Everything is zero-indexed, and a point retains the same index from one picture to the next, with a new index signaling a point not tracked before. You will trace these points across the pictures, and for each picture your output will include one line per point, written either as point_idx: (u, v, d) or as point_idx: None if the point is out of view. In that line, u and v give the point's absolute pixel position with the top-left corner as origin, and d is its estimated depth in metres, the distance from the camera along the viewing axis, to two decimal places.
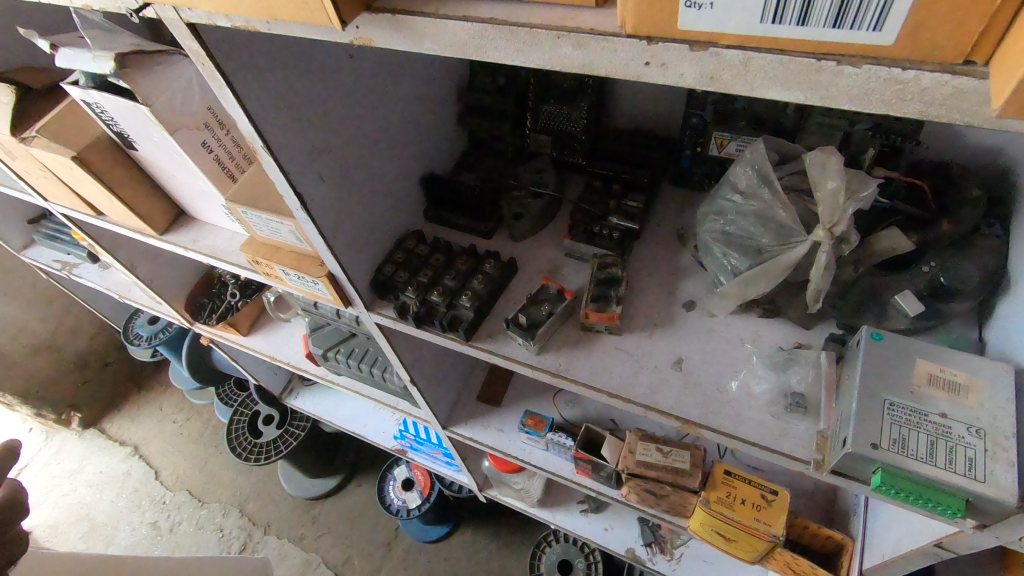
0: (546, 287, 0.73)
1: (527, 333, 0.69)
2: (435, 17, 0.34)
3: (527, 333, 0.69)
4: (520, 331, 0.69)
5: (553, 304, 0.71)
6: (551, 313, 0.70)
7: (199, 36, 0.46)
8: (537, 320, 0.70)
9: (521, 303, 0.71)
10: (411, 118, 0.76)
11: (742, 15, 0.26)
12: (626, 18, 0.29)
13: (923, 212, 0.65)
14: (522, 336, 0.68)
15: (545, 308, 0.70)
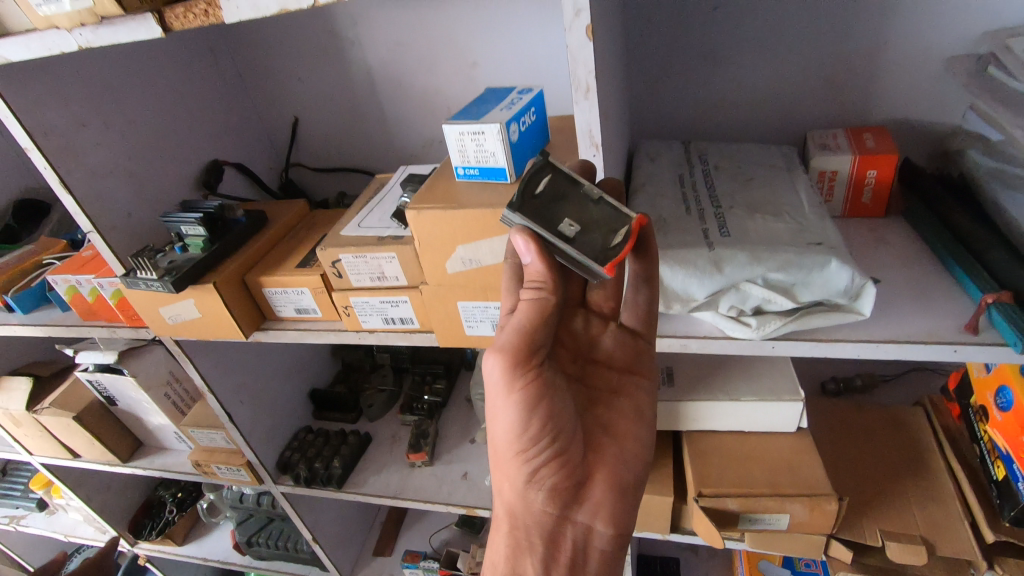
0: (629, 214, 0.55)
1: (526, 195, 0.54)
2: (286, 330, 0.88)
3: (531, 182, 0.55)
4: (536, 188, 0.56)
5: (593, 236, 0.54)
6: (559, 241, 0.53)
7: (179, 344, 0.96)
8: (561, 212, 0.55)
9: (607, 226, 0.55)
10: (298, 358, 1.28)
11: (379, 324, 0.81)
12: (349, 327, 0.83)
13: None
14: (534, 162, 0.56)
15: (571, 227, 0.54)
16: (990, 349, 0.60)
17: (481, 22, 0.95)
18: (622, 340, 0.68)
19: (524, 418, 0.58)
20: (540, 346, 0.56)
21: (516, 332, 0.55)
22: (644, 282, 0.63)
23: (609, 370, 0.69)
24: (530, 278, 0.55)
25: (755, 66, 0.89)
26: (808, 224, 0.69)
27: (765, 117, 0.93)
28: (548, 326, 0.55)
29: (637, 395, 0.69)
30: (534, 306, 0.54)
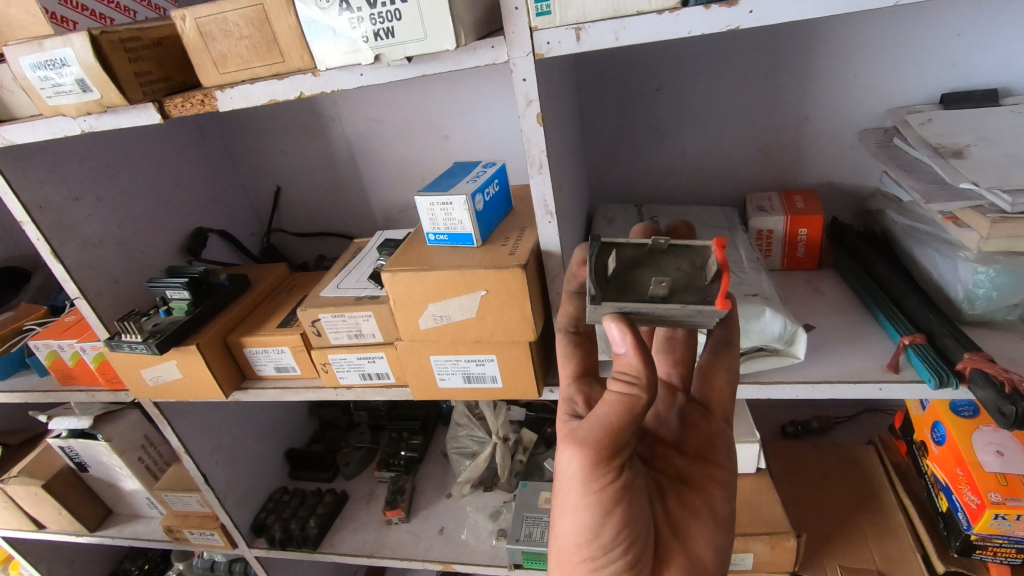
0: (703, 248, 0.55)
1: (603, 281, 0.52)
2: (265, 388, 0.91)
3: (602, 265, 0.54)
4: (607, 269, 0.54)
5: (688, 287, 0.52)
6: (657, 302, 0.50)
7: (158, 406, 0.98)
8: (644, 279, 0.53)
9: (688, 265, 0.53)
10: (276, 418, 1.30)
11: (355, 379, 0.85)
12: (327, 383, 0.87)
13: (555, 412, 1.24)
14: (594, 248, 0.55)
15: (663, 286, 0.52)
16: (909, 386, 0.67)
17: (450, 101, 1.04)
18: (694, 424, 0.68)
19: (596, 521, 0.57)
20: (624, 441, 0.55)
21: (602, 426, 0.54)
22: (725, 347, 0.66)
23: (682, 457, 0.68)
24: (622, 370, 0.53)
25: (697, 138, 1.00)
26: (746, 278, 0.77)
27: (708, 182, 1.03)
28: (636, 425, 0.54)
29: (712, 488, 0.67)
30: (622, 401, 0.53)
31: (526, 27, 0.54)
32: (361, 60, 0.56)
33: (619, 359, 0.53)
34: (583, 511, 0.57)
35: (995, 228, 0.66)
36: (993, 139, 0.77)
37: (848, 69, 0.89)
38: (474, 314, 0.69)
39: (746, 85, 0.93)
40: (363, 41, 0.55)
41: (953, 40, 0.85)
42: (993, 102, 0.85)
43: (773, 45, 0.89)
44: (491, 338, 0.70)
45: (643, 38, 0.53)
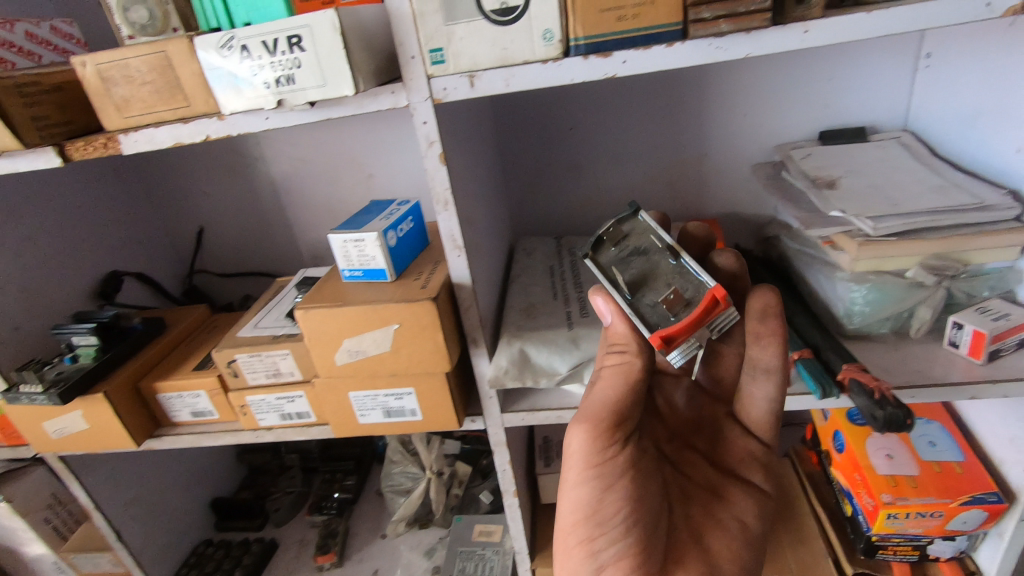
0: (707, 283, 0.59)
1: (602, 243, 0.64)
2: (181, 434, 0.88)
3: (611, 239, 0.65)
4: (618, 239, 0.65)
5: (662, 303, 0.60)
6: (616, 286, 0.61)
7: (64, 459, 0.93)
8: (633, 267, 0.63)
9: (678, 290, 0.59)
10: (200, 465, 1.24)
11: (275, 421, 0.84)
12: (246, 425, 0.85)
13: (485, 444, 1.25)
14: (625, 214, 0.66)
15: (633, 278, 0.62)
16: (800, 398, 0.73)
17: (373, 141, 1.07)
18: (731, 440, 0.73)
19: (596, 497, 0.59)
20: (623, 418, 0.58)
21: (602, 398, 0.59)
22: (764, 373, 0.67)
23: (713, 471, 0.72)
24: (615, 339, 0.61)
25: (609, 172, 1.06)
26: None
27: (622, 214, 1.09)
28: (632, 390, 0.58)
29: (741, 502, 0.70)
30: (613, 365, 0.60)
31: (422, 75, 0.58)
32: (264, 104, 0.58)
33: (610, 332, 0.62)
34: (583, 488, 0.60)
35: (862, 250, 0.74)
36: (859, 171, 0.86)
37: (737, 111, 0.98)
38: (389, 347, 0.70)
39: (649, 125, 1.01)
40: (265, 86, 0.57)
41: (825, 84, 0.95)
42: (862, 138, 0.96)
43: (671, 89, 0.97)
44: (409, 371, 0.72)
45: (532, 85, 0.58)
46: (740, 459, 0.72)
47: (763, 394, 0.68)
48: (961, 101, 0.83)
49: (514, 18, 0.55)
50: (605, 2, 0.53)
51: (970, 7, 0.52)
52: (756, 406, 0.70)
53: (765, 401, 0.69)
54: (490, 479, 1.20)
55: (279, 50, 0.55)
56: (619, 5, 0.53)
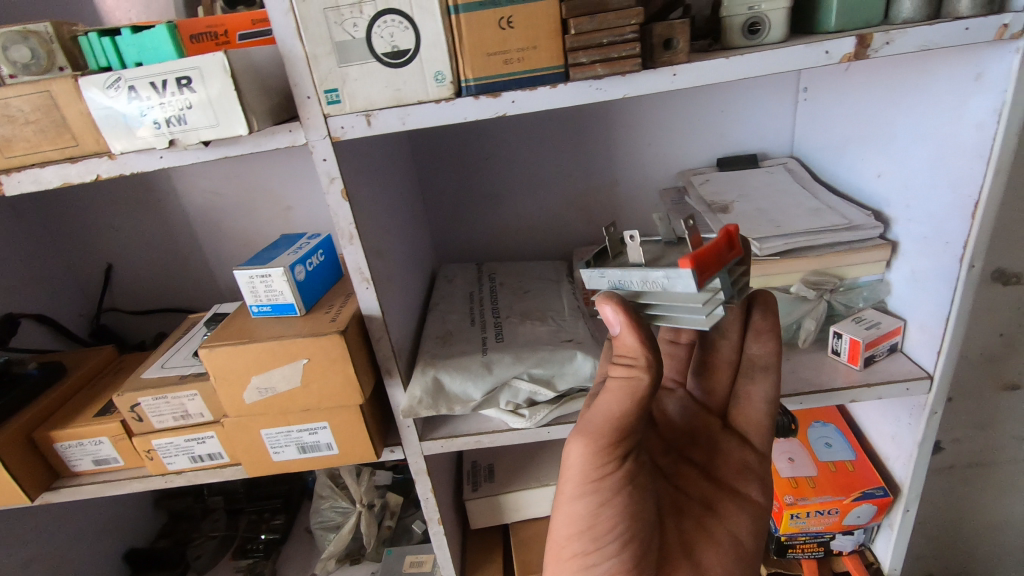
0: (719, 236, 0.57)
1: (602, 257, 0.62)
2: (81, 484, 0.84)
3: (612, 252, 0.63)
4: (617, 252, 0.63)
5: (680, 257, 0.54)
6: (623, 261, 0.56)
7: None
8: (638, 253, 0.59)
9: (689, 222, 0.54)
10: (111, 516, 1.17)
11: (185, 464, 0.81)
12: (153, 470, 0.82)
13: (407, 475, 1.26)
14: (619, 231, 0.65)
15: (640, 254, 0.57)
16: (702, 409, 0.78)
17: (289, 173, 1.07)
18: (726, 452, 0.75)
19: (593, 512, 0.60)
20: (628, 431, 0.58)
21: (606, 413, 0.58)
22: (763, 370, 0.72)
23: (708, 483, 0.74)
24: (623, 352, 0.57)
25: (527, 200, 1.10)
26: (565, 324, 0.86)
27: (541, 239, 1.13)
28: (637, 408, 0.57)
29: (734, 516, 0.72)
30: (623, 380, 0.57)
31: (319, 114, 0.59)
32: (155, 144, 0.58)
33: (617, 344, 0.58)
34: (581, 502, 0.60)
35: None
36: (750, 196, 0.93)
37: (642, 140, 1.04)
38: (299, 382, 0.70)
39: (562, 153, 1.05)
40: (156, 126, 0.57)
41: (719, 116, 1.03)
42: (754, 165, 1.04)
43: (581, 120, 1.02)
44: (320, 405, 0.71)
45: (426, 123, 0.60)
46: (734, 471, 0.74)
47: (763, 393, 0.72)
48: (832, 132, 0.93)
49: (406, 61, 0.57)
50: (490, 47, 0.57)
51: (813, 54, 0.58)
52: (754, 406, 0.74)
53: (764, 402, 0.73)
54: (416, 509, 1.21)
55: (168, 92, 0.55)
56: (504, 50, 0.57)
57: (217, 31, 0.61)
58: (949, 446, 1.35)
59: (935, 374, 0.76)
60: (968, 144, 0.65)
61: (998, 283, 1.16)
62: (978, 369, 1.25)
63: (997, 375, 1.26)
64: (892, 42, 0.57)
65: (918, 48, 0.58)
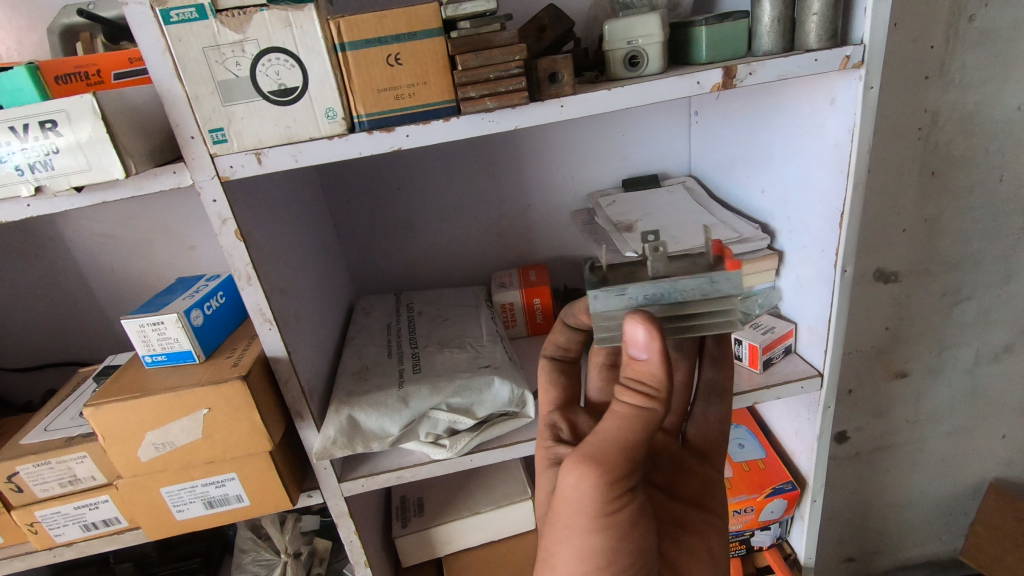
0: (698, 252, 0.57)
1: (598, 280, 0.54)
2: None
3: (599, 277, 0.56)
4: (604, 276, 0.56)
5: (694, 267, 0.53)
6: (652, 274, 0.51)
7: None
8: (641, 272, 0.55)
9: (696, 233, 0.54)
10: None
11: (75, 533, 0.74)
12: (37, 544, 0.74)
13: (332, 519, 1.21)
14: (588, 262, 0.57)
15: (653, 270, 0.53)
16: None
17: (190, 213, 1.02)
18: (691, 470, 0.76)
19: (608, 549, 0.57)
20: (637, 459, 0.56)
21: (618, 442, 0.55)
22: (716, 392, 0.74)
23: (675, 502, 0.75)
24: (642, 373, 0.54)
25: (442, 227, 1.10)
26: (483, 350, 0.86)
27: (459, 266, 1.14)
28: (648, 434, 0.55)
29: (706, 531, 0.74)
30: (638, 406, 0.55)
31: (205, 154, 0.57)
32: (20, 190, 0.54)
33: (635, 366, 0.54)
34: (593, 539, 0.57)
35: None
36: (652, 214, 0.98)
37: (551, 165, 1.08)
38: (201, 434, 0.66)
39: (474, 181, 1.07)
40: (19, 172, 0.53)
41: (620, 139, 1.08)
42: (656, 184, 1.10)
43: (490, 148, 1.04)
44: (226, 456, 0.68)
45: (319, 160, 0.59)
46: (699, 487, 0.76)
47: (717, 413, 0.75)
48: (721, 152, 1.00)
49: (294, 98, 0.57)
50: (380, 84, 0.57)
51: (686, 85, 0.63)
52: (712, 427, 0.76)
53: (718, 420, 0.75)
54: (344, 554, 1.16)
55: (31, 136, 0.52)
56: (394, 86, 0.57)
57: (87, 71, 0.58)
58: (854, 434, 1.45)
59: (824, 371, 0.82)
60: (831, 161, 0.72)
61: (879, 282, 1.28)
62: (870, 361, 1.36)
63: (887, 365, 1.38)
64: (754, 72, 0.63)
65: (777, 78, 0.64)
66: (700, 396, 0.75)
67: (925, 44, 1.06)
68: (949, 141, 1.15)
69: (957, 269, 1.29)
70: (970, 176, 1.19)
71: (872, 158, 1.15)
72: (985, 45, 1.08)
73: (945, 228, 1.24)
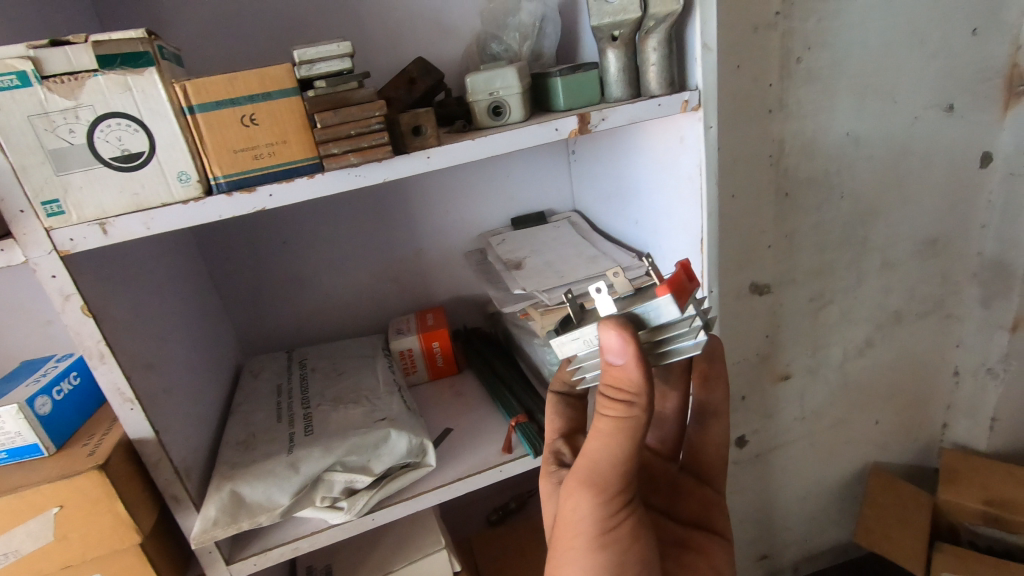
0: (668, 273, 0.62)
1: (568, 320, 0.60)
2: None
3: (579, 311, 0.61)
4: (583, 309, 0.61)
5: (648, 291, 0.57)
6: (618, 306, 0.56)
7: None
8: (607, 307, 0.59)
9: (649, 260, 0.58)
10: None
11: None
12: None
13: None
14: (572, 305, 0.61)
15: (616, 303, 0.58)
16: (521, 461, 0.80)
17: (31, 287, 0.92)
18: (688, 491, 0.81)
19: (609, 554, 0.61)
20: (628, 472, 0.59)
21: (610, 460, 0.58)
22: (714, 416, 0.81)
23: (678, 525, 0.79)
24: (616, 379, 0.55)
25: (333, 279, 1.08)
26: (379, 403, 0.84)
27: (354, 316, 1.11)
28: (633, 444, 0.57)
29: (712, 550, 0.77)
30: (618, 418, 0.56)
31: (39, 228, 0.53)
32: None
33: (613, 374, 0.55)
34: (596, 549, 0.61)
35: (547, 317, 0.86)
36: (539, 251, 1.02)
37: (439, 208, 1.09)
38: (52, 536, 0.59)
39: (364, 229, 1.06)
40: None
41: (505, 180, 1.12)
42: (544, 221, 1.14)
43: (375, 195, 1.04)
44: (85, 557, 0.61)
45: (174, 226, 0.56)
46: (698, 508, 0.81)
47: (714, 434, 0.81)
48: (598, 187, 1.06)
49: (141, 163, 0.54)
50: (236, 144, 0.56)
51: (545, 131, 0.66)
52: (709, 448, 0.82)
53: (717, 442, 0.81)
54: None
55: None
56: (252, 145, 0.56)
57: None
58: (751, 437, 1.55)
59: None
60: (687, 192, 0.79)
61: (754, 294, 1.39)
62: (756, 368, 1.47)
63: (771, 369, 1.49)
64: (606, 118, 0.68)
65: (628, 122, 0.70)
66: (699, 420, 0.82)
67: (764, 83, 1.20)
68: (796, 164, 1.30)
69: (817, 277, 1.44)
70: (817, 194, 1.35)
71: (734, 183, 1.27)
72: (814, 80, 1.23)
73: (803, 241, 1.39)
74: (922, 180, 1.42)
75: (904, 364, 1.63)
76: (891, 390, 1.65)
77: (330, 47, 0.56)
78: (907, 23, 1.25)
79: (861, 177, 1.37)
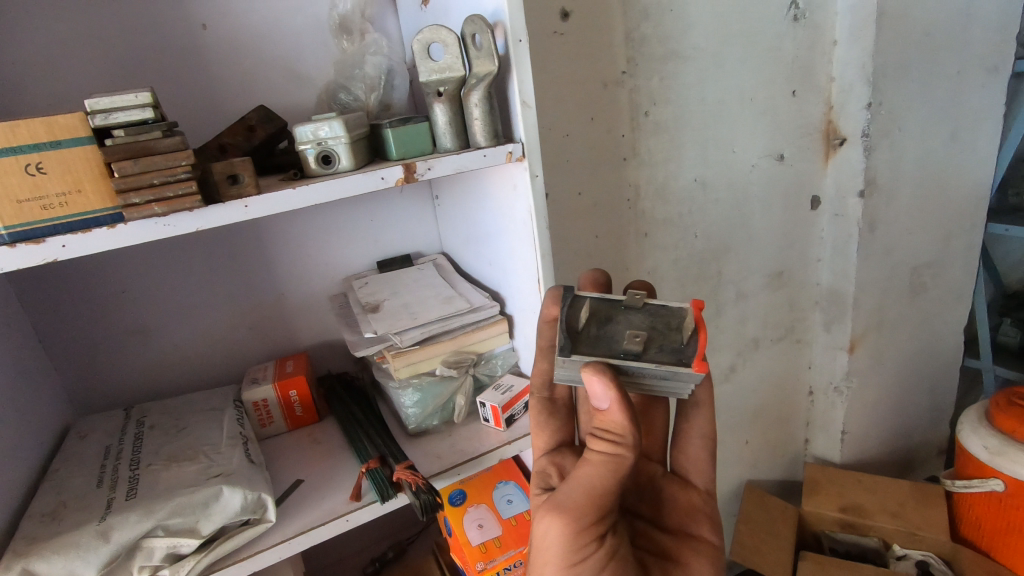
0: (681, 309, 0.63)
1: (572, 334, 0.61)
2: None
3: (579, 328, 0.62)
4: (578, 322, 0.63)
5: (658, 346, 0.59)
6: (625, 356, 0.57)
7: None
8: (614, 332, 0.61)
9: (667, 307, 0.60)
10: None
11: None
12: None
13: None
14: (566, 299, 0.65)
15: (636, 343, 0.59)
16: (369, 508, 0.78)
17: None
18: (673, 493, 0.80)
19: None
20: (603, 505, 0.62)
21: (587, 487, 0.62)
22: (694, 405, 0.76)
23: (665, 534, 0.78)
24: (609, 420, 0.59)
25: (183, 328, 1.02)
26: (218, 458, 0.80)
27: (209, 366, 1.06)
28: (616, 480, 0.61)
29: (690, 560, 0.75)
30: (607, 453, 0.60)
31: None
32: None
33: (604, 414, 0.59)
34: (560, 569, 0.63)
35: (399, 360, 0.89)
36: (399, 293, 1.03)
37: (300, 252, 1.08)
38: None
39: (218, 275, 1.02)
40: None
41: (369, 224, 1.13)
42: (409, 263, 1.16)
43: (229, 240, 1.01)
44: None
45: None
46: (684, 511, 0.79)
47: (695, 429, 0.77)
48: (458, 230, 1.09)
49: None
50: (20, 194, 0.53)
51: (371, 181, 0.68)
52: (691, 443, 0.78)
53: (700, 436, 0.77)
54: None
55: None
56: (40, 195, 0.54)
57: None
58: None
59: None
60: (524, 235, 0.84)
61: None
62: None
63: None
64: (432, 167, 0.71)
65: (455, 170, 0.74)
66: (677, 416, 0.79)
67: (616, 134, 1.31)
68: (652, 206, 1.41)
69: None
70: (672, 234, 1.47)
71: (596, 225, 1.36)
72: (660, 132, 1.36)
73: (663, 277, 1.50)
74: (764, 221, 1.59)
75: (765, 385, 1.78)
76: (756, 411, 1.79)
77: (127, 97, 0.55)
78: (738, 85, 1.42)
79: (710, 218, 1.51)
